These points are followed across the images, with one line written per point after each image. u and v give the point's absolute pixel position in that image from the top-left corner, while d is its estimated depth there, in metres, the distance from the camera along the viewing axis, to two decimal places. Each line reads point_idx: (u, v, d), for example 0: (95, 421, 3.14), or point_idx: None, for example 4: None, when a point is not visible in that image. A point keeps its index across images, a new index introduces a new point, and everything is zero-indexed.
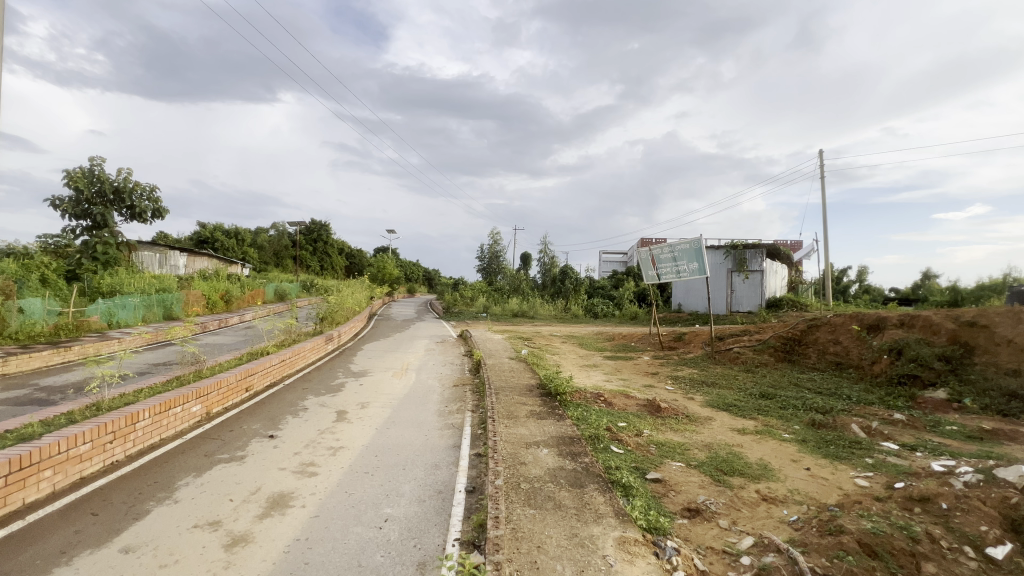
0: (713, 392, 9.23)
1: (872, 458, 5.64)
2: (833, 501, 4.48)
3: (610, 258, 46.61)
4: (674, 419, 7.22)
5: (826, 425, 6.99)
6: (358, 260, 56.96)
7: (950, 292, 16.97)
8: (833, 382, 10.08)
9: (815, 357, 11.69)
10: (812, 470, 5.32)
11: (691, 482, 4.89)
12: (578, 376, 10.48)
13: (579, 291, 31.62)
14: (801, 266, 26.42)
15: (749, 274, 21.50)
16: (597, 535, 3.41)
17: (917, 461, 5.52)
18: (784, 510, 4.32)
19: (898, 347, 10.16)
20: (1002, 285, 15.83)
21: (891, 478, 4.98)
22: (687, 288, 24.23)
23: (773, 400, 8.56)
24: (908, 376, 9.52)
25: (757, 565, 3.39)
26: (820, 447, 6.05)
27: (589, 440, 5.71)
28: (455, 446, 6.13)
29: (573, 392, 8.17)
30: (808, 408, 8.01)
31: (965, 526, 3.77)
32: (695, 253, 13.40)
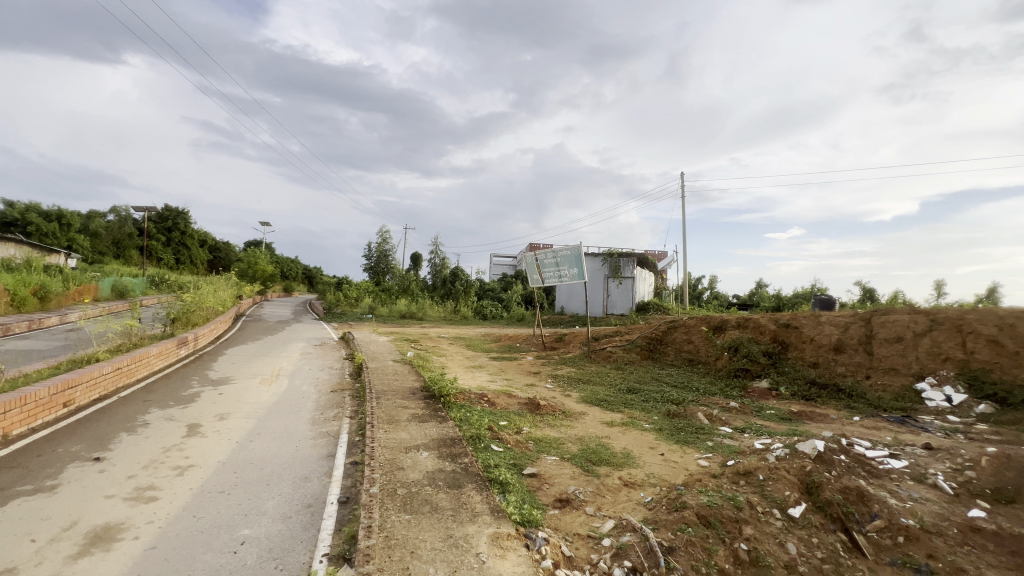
0: (588, 389, 9.96)
1: (711, 441, 6.55)
2: (680, 480, 5.13)
3: (501, 261, 47.65)
4: (552, 416, 7.63)
5: (679, 414, 7.95)
6: (224, 254, 50.79)
7: (775, 299, 20.44)
8: (686, 376, 11.52)
9: (672, 355, 13.24)
10: (665, 455, 6.01)
11: (563, 474, 5.22)
12: (463, 377, 10.53)
13: (469, 292, 31.85)
14: (665, 275, 29.75)
15: (622, 280, 23.60)
16: (471, 533, 3.46)
17: (745, 442, 6.55)
18: (641, 493, 4.82)
19: (735, 345, 11.95)
20: (810, 294, 19.53)
21: (725, 457, 5.84)
22: (569, 291, 25.81)
23: (638, 394, 9.50)
24: (742, 370, 11.25)
25: (616, 545, 3.72)
26: (673, 434, 6.86)
27: (470, 440, 5.78)
28: (329, 456, 5.76)
29: (456, 393, 8.20)
30: (665, 400, 9.04)
31: (775, 492, 4.58)
32: (575, 260, 14.32)
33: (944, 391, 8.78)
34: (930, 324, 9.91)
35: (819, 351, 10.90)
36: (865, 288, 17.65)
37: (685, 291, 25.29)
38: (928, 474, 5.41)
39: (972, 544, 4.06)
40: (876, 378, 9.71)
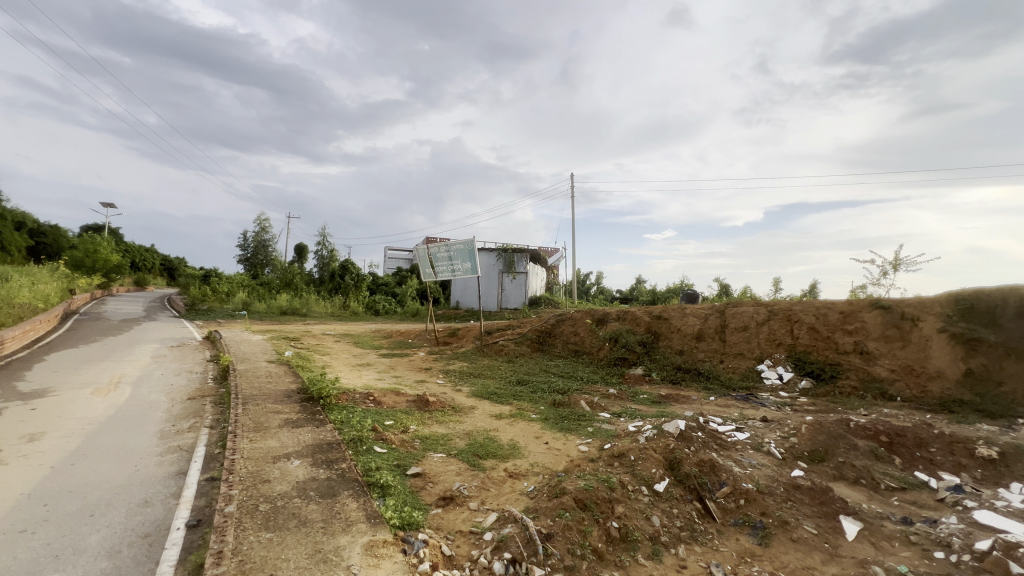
0: (479, 383, 10.03)
1: (592, 427, 6.97)
2: (561, 467, 5.35)
3: (395, 254, 45.85)
4: (441, 412, 7.50)
5: (563, 403, 8.34)
6: (52, 240, 42.15)
7: (651, 294, 22.47)
8: (572, 366, 12.17)
9: (560, 347, 13.88)
10: (549, 443, 6.24)
11: (449, 471, 5.13)
12: (348, 377, 9.89)
13: (360, 287, 30.18)
14: (556, 270, 31.16)
15: (516, 275, 24.15)
16: (343, 545, 3.22)
17: (620, 425, 7.06)
18: (524, 483, 4.93)
19: (615, 336, 12.88)
20: (679, 289, 21.85)
21: (602, 441, 6.24)
22: (465, 286, 25.77)
23: (527, 385, 9.76)
24: (620, 358, 12.18)
25: (497, 538, 3.74)
26: (557, 423, 7.15)
27: (351, 444, 5.43)
28: (179, 474, 4.99)
29: (338, 394, 7.67)
30: (552, 389, 9.43)
31: (643, 470, 4.99)
32: (468, 254, 14.31)
33: (777, 370, 10.38)
34: (768, 314, 11.62)
35: (684, 339, 12.22)
36: (722, 284, 20.15)
37: (574, 286, 26.66)
38: (764, 442, 6.33)
39: (794, 499, 4.82)
40: (727, 362, 11.16)
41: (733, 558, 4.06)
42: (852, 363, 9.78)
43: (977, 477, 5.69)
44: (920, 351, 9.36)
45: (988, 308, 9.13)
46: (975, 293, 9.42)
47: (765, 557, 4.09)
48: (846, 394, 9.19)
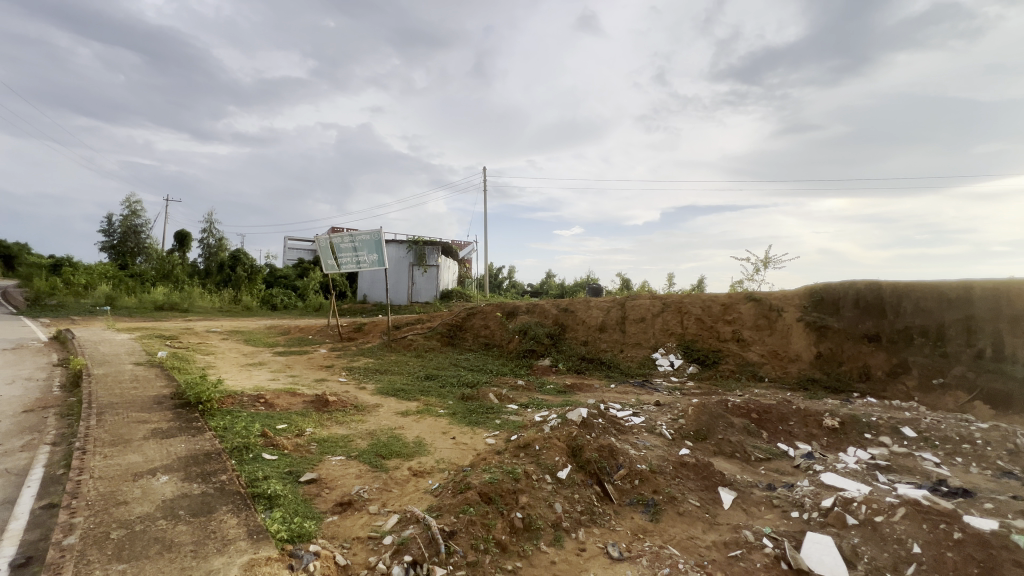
0: (384, 379, 9.63)
1: (499, 419, 7.01)
2: (467, 462, 5.30)
3: (296, 244, 42.51)
4: (342, 412, 7.06)
5: (472, 396, 8.29)
6: None
7: (559, 288, 23.25)
8: (481, 359, 12.19)
9: (471, 340, 13.83)
10: (456, 438, 6.16)
11: (348, 474, 4.83)
12: (234, 378, 8.93)
13: (254, 279, 27.57)
14: (468, 264, 31.07)
15: (427, 268, 23.61)
16: (217, 568, 2.86)
17: (527, 416, 7.19)
18: (429, 480, 4.81)
19: (524, 329, 13.15)
20: (585, 283, 22.92)
21: (509, 433, 6.29)
22: (372, 278, 24.67)
23: (436, 380, 9.58)
24: (529, 351, 12.47)
25: (397, 541, 3.59)
26: (465, 417, 7.09)
27: (234, 453, 4.88)
28: (4, 503, 4.12)
29: (222, 398, 6.88)
30: (461, 383, 9.35)
31: (547, 459, 5.11)
32: (375, 245, 13.68)
33: (669, 358, 11.30)
34: (662, 306, 12.59)
35: (589, 330, 12.84)
36: (623, 279, 21.44)
37: (486, 280, 26.74)
38: (656, 425, 6.82)
39: (680, 476, 5.24)
40: (627, 351, 11.92)
41: (627, 536, 4.31)
42: (731, 350, 10.96)
43: (824, 444, 6.65)
44: (783, 338, 10.74)
45: (835, 299, 10.65)
46: (824, 286, 10.95)
47: (655, 532, 4.40)
48: (725, 377, 10.28)
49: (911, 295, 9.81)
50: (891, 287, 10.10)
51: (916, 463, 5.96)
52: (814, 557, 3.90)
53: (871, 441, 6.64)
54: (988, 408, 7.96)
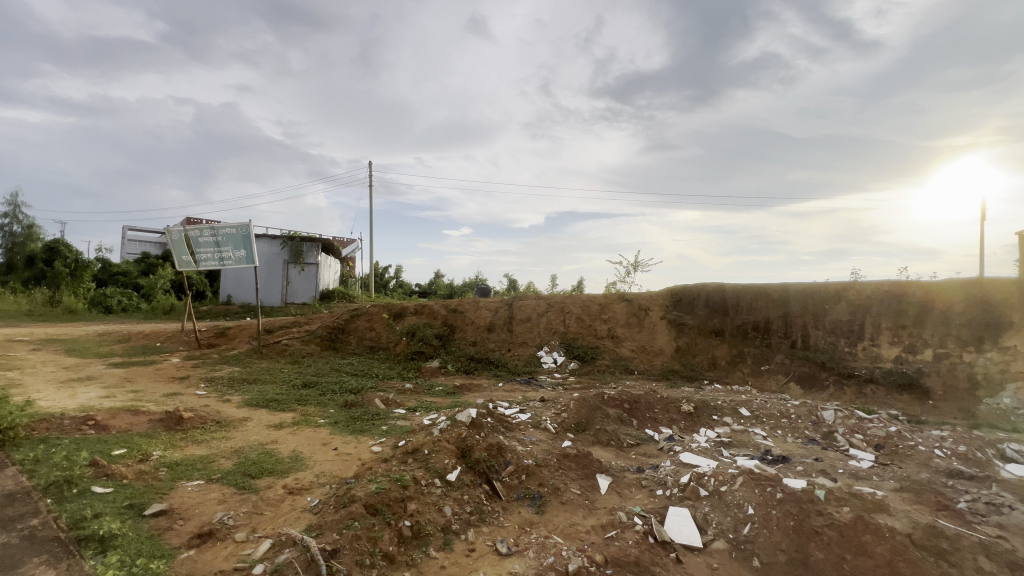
0: (254, 390, 8.67)
1: (385, 425, 6.74)
2: (350, 473, 5.01)
3: (138, 236, 36.13)
4: (200, 429, 6.19)
5: (355, 403, 7.86)
6: None
7: (449, 288, 23.14)
8: (366, 363, 11.63)
9: (354, 343, 13.10)
10: (338, 449, 5.78)
11: (208, 500, 4.26)
12: (51, 398, 7.30)
13: (79, 277, 22.84)
14: (351, 262, 29.42)
15: (305, 266, 21.81)
16: None
17: (415, 420, 7.04)
18: (308, 497, 4.45)
19: (412, 330, 12.89)
20: (474, 283, 23.17)
21: (396, 439, 6.08)
22: (238, 276, 22.03)
23: (315, 388, 8.90)
24: (417, 352, 12.23)
25: (270, 569, 3.26)
26: (348, 425, 6.69)
27: (51, 490, 4.00)
28: None
29: (31, 424, 5.57)
30: (343, 390, 8.80)
31: (437, 463, 5.06)
32: (242, 240, 12.25)
33: (552, 355, 11.93)
34: (547, 306, 13.23)
35: (477, 331, 13.02)
36: (511, 279, 22.06)
37: (371, 279, 25.57)
38: (541, 420, 7.15)
39: (564, 467, 5.55)
40: (514, 350, 12.32)
41: (515, 531, 4.45)
42: (606, 346, 11.93)
43: (682, 427, 7.58)
44: (650, 334, 11.99)
45: (690, 299, 12.17)
46: (682, 288, 12.45)
47: (541, 523, 4.61)
48: (601, 371, 11.16)
49: (746, 295, 11.59)
50: (732, 289, 11.82)
51: (750, 437, 7.08)
52: (674, 528, 4.42)
53: (718, 421, 7.73)
54: (799, 387, 9.76)
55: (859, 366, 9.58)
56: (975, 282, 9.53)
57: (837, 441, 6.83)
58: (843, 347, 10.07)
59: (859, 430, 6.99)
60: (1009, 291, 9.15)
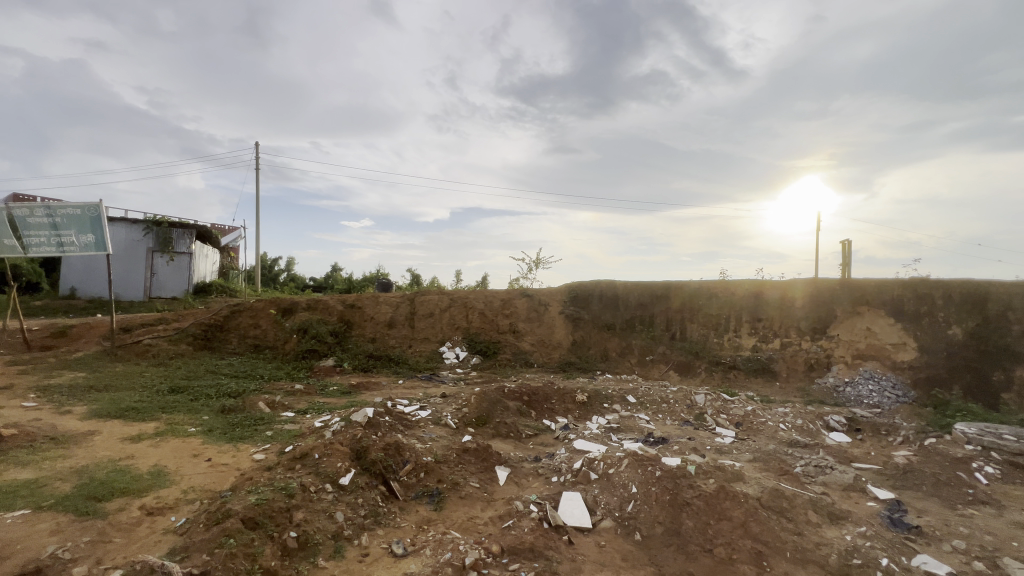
0: (105, 398, 7.44)
1: (271, 430, 6.19)
2: (226, 485, 4.53)
3: None
4: (27, 449, 5.14)
5: (235, 408, 7.11)
6: None
7: (346, 282, 21.93)
8: (249, 364, 10.60)
9: (235, 342, 11.86)
10: (212, 460, 5.18)
11: (37, 532, 3.57)
12: None
13: None
14: (233, 252, 26.50)
15: (175, 256, 19.14)
16: None
17: (305, 423, 6.55)
18: (173, 517, 3.94)
19: (304, 327, 12.06)
20: (374, 278, 22.25)
21: (283, 444, 5.61)
22: (85, 266, 18.65)
23: (185, 393, 7.87)
24: (309, 351, 11.51)
25: None
26: (225, 433, 6.02)
27: None
28: None
29: None
30: (220, 394, 7.91)
31: (328, 467, 4.78)
32: (91, 223, 10.42)
33: (455, 351, 11.91)
34: (449, 302, 13.12)
35: (376, 327, 12.59)
36: (413, 274, 21.52)
37: (257, 272, 23.29)
38: (442, 416, 7.10)
39: (463, 462, 5.56)
40: (415, 346, 12.11)
41: (412, 530, 4.37)
42: (508, 341, 12.20)
43: (576, 416, 8.02)
44: (549, 328, 12.49)
45: (586, 295, 12.86)
46: (579, 284, 13.10)
47: (439, 520, 4.58)
48: (503, 365, 11.43)
49: (634, 291, 12.52)
50: (623, 285, 12.69)
51: (636, 422, 7.72)
52: (566, 512, 4.66)
53: (608, 409, 8.30)
54: (676, 374, 10.88)
55: (725, 355, 10.92)
56: (811, 280, 11.17)
57: (706, 421, 7.73)
58: (713, 338, 11.38)
59: (724, 410, 7.98)
60: (835, 287, 10.85)
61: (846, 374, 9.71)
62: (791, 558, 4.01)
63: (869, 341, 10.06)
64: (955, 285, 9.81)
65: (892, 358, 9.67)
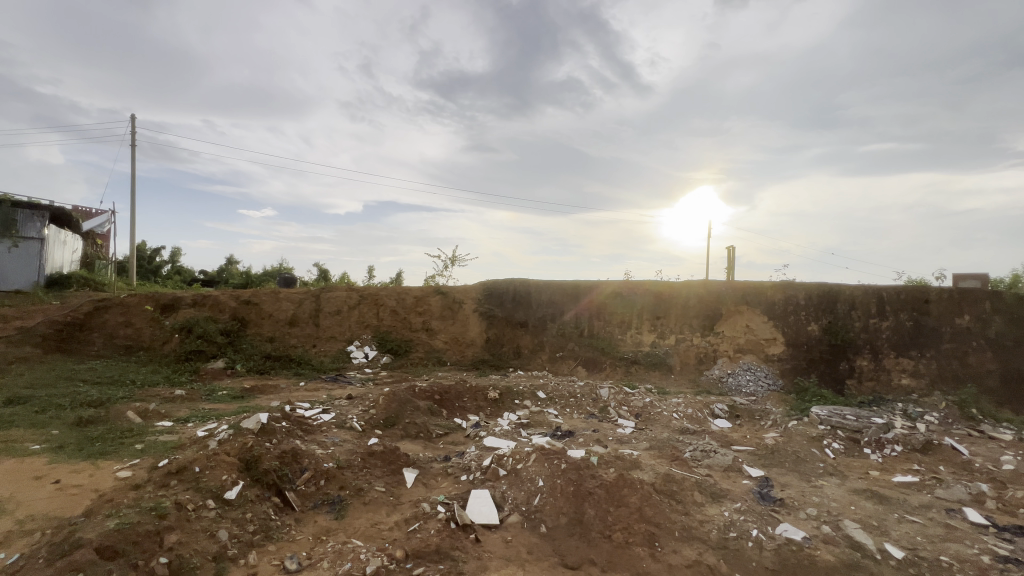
0: None
1: (141, 443, 5.43)
2: (79, 510, 3.90)
3: None
4: None
5: (96, 420, 6.15)
6: None
7: (241, 276, 20.02)
8: (118, 368, 9.28)
9: (100, 343, 10.31)
10: (61, 481, 4.43)
11: None
12: None
13: None
14: (99, 239, 22.90)
15: (20, 241, 16.11)
16: None
17: (186, 433, 5.85)
18: (3, 554, 3.32)
19: (188, 326, 10.81)
20: (276, 272, 20.57)
21: (156, 458, 4.95)
22: None
23: (28, 404, 6.64)
24: (194, 352, 10.39)
25: None
26: (82, 449, 5.18)
27: None
28: None
29: None
30: (77, 403, 6.79)
31: (211, 481, 4.30)
32: None
33: (364, 350, 11.43)
34: (359, 298, 12.48)
35: (276, 325, 11.68)
36: (321, 269, 20.21)
37: (131, 263, 20.39)
38: (347, 419, 6.74)
39: (369, 466, 5.31)
40: (320, 346, 11.44)
41: (309, 542, 4.09)
42: (421, 339, 11.97)
43: (488, 413, 8.07)
44: (463, 326, 12.42)
45: (500, 293, 12.92)
46: (494, 281, 13.13)
47: (339, 529, 4.33)
48: (415, 364, 11.22)
49: (546, 289, 12.84)
50: (536, 283, 12.95)
51: (545, 417, 7.95)
52: (474, 510, 4.65)
53: (519, 405, 8.45)
54: (584, 370, 11.43)
55: (628, 350, 11.64)
56: (702, 281, 12.23)
57: (609, 414, 8.19)
58: (618, 335, 12.06)
59: (625, 402, 8.50)
60: (722, 288, 11.98)
61: (729, 367, 10.85)
62: (678, 537, 4.37)
63: (748, 337, 11.29)
64: (815, 288, 11.29)
65: (766, 351, 10.96)
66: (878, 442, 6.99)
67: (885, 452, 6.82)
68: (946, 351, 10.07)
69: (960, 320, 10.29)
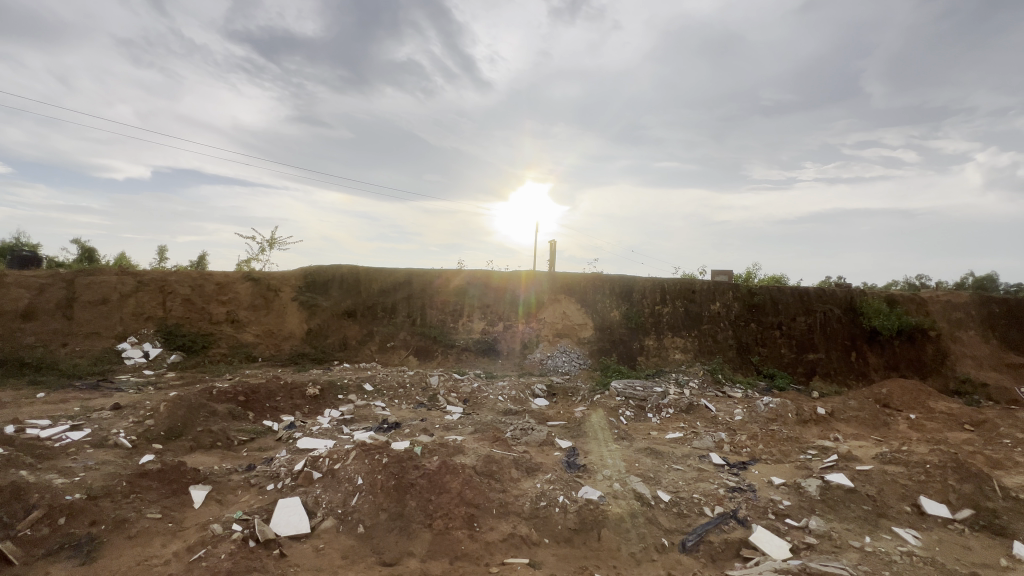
0: None
1: None
2: None
3: None
4: None
5: None
6: None
7: None
8: None
9: None
10: None
11: None
12: None
13: None
14: None
15: None
16: None
17: None
18: None
19: None
20: (8, 249, 15.43)
21: None
22: None
23: None
24: None
25: None
26: None
27: None
28: None
29: None
30: None
31: None
32: None
33: (142, 348, 9.31)
34: (135, 284, 10.10)
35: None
36: (84, 249, 15.85)
37: None
38: (110, 435, 5.38)
39: (138, 490, 4.31)
40: (74, 345, 8.93)
41: None
42: (223, 333, 10.28)
43: (306, 412, 7.30)
44: (279, 316, 11.07)
45: (324, 280, 11.87)
46: (317, 268, 11.97)
47: None
48: (215, 362, 9.56)
49: (377, 277, 12.23)
50: (366, 270, 12.22)
51: (372, 411, 7.57)
52: (281, 522, 4.16)
53: (343, 400, 7.87)
54: (415, 359, 11.27)
55: (459, 338, 11.84)
56: (527, 272, 13.11)
57: (438, 402, 8.23)
58: (450, 323, 12.17)
59: (454, 389, 8.61)
60: (543, 279, 13.03)
61: (549, 350, 11.84)
62: (496, 514, 4.58)
63: (565, 322, 12.46)
64: (617, 280, 13.10)
65: (578, 335, 12.29)
66: (658, 407, 8.46)
67: (662, 414, 8.31)
68: (704, 331, 12.73)
69: (714, 306, 13.08)
